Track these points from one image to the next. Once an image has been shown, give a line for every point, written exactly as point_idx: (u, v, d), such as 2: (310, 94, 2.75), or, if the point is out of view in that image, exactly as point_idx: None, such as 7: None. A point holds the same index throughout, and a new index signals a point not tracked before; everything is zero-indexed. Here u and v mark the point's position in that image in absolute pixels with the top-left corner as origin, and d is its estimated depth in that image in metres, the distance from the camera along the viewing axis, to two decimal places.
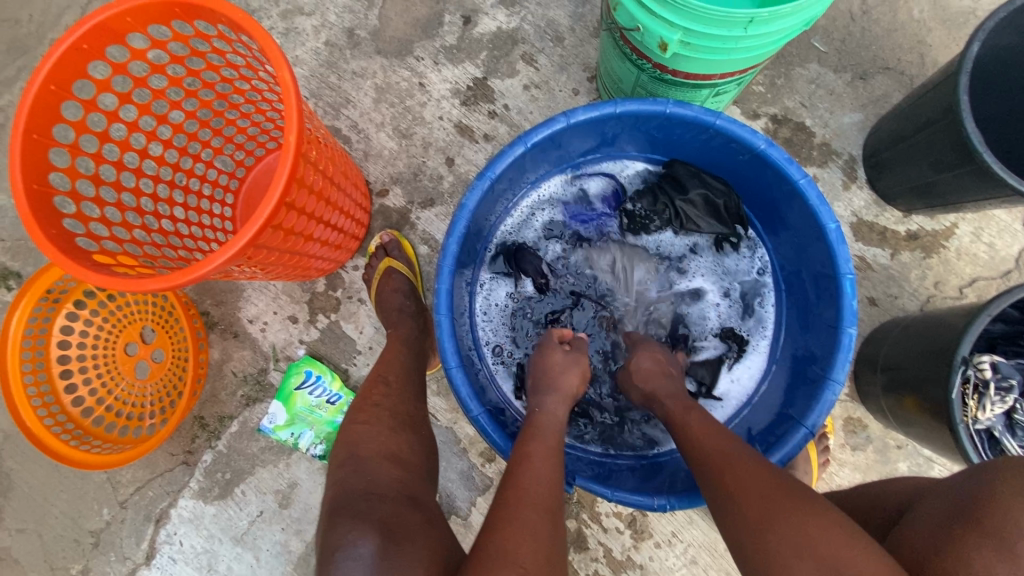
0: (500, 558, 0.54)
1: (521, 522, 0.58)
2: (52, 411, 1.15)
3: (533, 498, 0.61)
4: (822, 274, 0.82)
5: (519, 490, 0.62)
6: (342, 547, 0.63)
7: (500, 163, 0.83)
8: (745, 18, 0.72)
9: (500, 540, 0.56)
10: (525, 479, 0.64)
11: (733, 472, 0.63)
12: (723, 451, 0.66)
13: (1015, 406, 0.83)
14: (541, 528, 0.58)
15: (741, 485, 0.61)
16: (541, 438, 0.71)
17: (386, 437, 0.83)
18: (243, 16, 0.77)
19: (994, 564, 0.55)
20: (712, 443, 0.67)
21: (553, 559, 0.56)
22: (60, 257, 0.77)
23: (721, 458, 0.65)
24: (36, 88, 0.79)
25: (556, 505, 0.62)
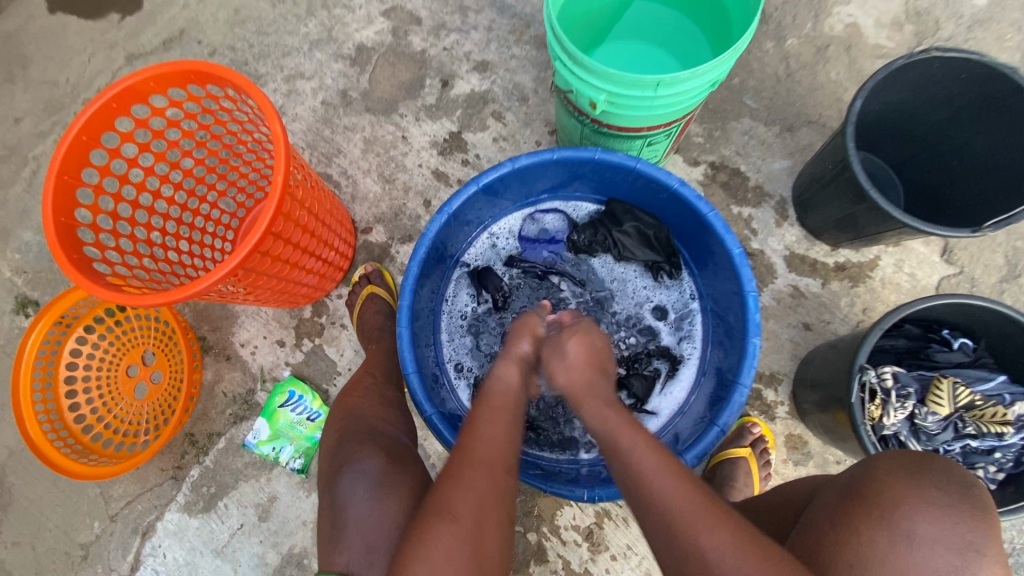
0: (436, 512, 0.67)
1: (468, 480, 0.69)
2: (55, 427, 1.25)
3: (476, 458, 0.71)
4: (733, 294, 0.94)
5: (466, 457, 0.72)
6: (351, 460, 0.86)
7: (456, 200, 0.97)
8: (652, 82, 0.88)
9: (440, 493, 0.69)
10: (474, 441, 0.74)
11: (709, 540, 0.62)
12: (699, 509, 0.65)
13: (915, 412, 0.91)
14: (480, 485, 0.69)
15: (717, 556, 0.61)
16: (495, 403, 0.80)
17: (379, 408, 0.98)
18: (245, 80, 0.94)
19: (878, 538, 0.63)
20: (686, 501, 0.65)
21: (487, 512, 0.68)
22: (78, 277, 0.90)
23: (697, 520, 0.64)
24: (70, 139, 0.96)
25: (501, 466, 0.72)
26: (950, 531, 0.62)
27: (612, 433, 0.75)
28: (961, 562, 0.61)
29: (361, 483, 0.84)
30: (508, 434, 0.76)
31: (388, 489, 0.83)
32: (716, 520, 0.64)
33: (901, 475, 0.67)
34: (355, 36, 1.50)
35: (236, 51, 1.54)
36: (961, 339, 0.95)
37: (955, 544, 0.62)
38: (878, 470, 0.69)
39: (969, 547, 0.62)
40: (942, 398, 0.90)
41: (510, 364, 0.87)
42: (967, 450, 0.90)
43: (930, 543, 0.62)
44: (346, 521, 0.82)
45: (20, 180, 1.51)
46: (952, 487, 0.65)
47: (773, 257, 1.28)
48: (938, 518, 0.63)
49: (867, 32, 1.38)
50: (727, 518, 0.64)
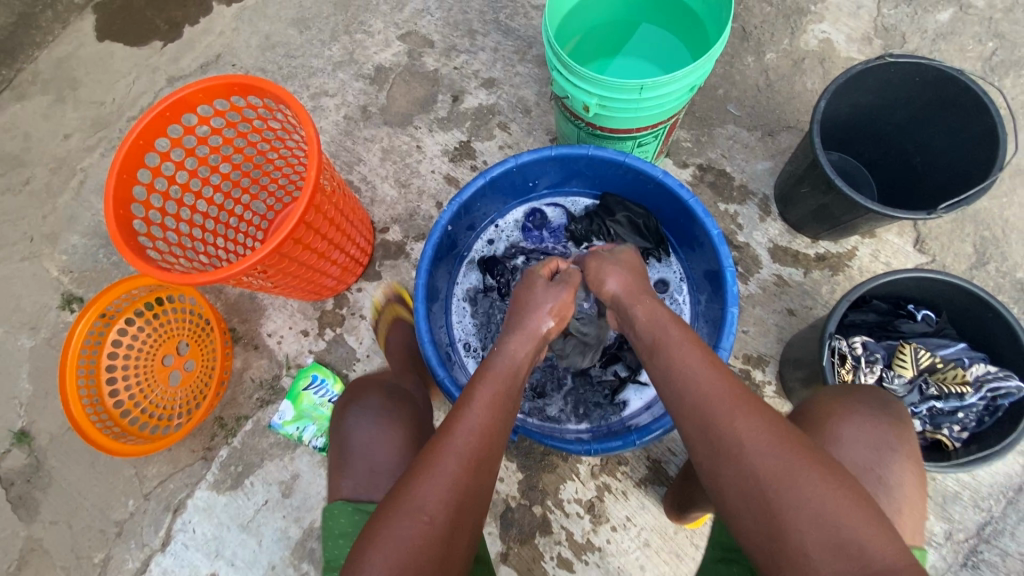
0: (409, 509, 0.72)
1: (443, 472, 0.74)
2: (96, 409, 1.36)
3: (457, 449, 0.76)
4: (714, 272, 1.05)
5: (446, 443, 0.77)
6: (357, 400, 1.01)
7: (466, 192, 1.09)
8: (637, 86, 1.01)
9: (414, 487, 0.73)
10: (460, 426, 0.79)
11: (743, 424, 0.71)
12: (730, 398, 0.73)
13: (883, 376, 1.00)
14: (457, 478, 0.74)
15: (747, 436, 0.70)
16: (490, 385, 0.85)
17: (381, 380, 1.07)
18: (283, 90, 1.08)
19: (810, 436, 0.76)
20: (722, 388, 0.75)
21: (461, 502, 0.74)
22: (136, 260, 1.03)
23: (729, 408, 0.72)
24: (129, 143, 1.10)
25: (482, 450, 0.78)
26: (872, 431, 0.75)
27: (654, 337, 0.87)
28: (877, 457, 0.75)
29: (367, 415, 0.98)
30: (493, 414, 0.82)
31: (390, 420, 0.98)
32: (747, 407, 0.72)
33: (833, 395, 0.81)
34: (374, 58, 1.66)
35: (266, 72, 1.70)
36: (924, 312, 1.05)
37: (875, 442, 0.75)
38: (817, 395, 0.82)
39: (884, 446, 0.75)
40: (906, 361, 0.99)
41: (524, 341, 0.94)
42: (932, 411, 0.97)
43: (853, 443, 0.75)
44: (353, 449, 0.95)
45: (68, 190, 1.66)
46: (872, 402, 0.79)
47: (758, 249, 1.39)
48: (860, 422, 0.76)
49: (839, 47, 1.51)
50: (756, 405, 0.73)
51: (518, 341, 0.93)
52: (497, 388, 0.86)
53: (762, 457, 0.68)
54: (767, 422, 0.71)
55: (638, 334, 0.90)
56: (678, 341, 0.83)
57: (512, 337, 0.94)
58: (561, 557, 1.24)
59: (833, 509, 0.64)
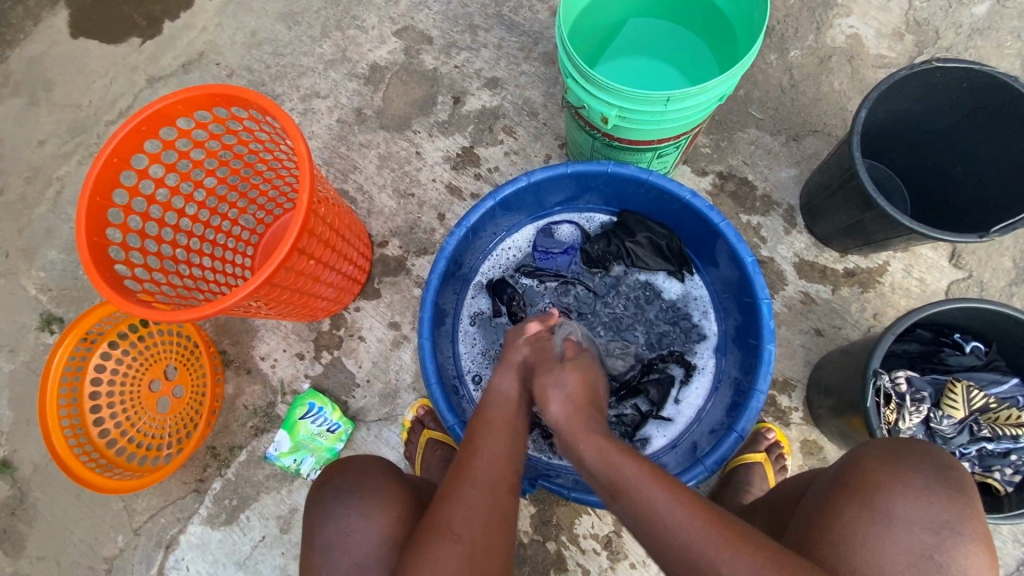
0: (438, 532, 0.67)
1: (465, 502, 0.70)
2: (80, 441, 1.27)
3: (473, 475, 0.72)
4: (745, 299, 0.97)
5: (462, 475, 0.73)
6: (330, 482, 0.89)
7: (473, 215, 1.00)
8: (662, 97, 0.91)
9: (439, 514, 0.69)
10: (476, 460, 0.74)
11: (728, 570, 0.62)
12: (714, 539, 0.63)
13: (930, 416, 0.93)
14: (479, 501, 0.70)
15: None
16: (487, 416, 0.81)
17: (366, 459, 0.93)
18: (269, 102, 0.97)
19: (856, 514, 0.71)
20: (699, 529, 0.64)
21: (493, 526, 0.68)
22: (113, 295, 0.93)
23: (713, 557, 0.62)
24: (102, 161, 0.99)
25: (499, 478, 0.73)
26: (931, 512, 0.69)
27: (610, 479, 0.70)
28: (936, 541, 0.68)
29: (341, 500, 0.85)
30: (502, 448, 0.77)
31: (370, 501, 0.85)
32: (732, 547, 0.63)
33: (883, 461, 0.74)
34: (368, 56, 1.54)
35: (253, 72, 1.59)
36: (972, 343, 0.98)
37: (935, 524, 0.68)
38: (864, 458, 0.76)
39: (945, 527, 0.68)
40: (956, 401, 0.92)
41: (508, 374, 0.86)
42: (983, 453, 0.91)
43: (907, 523, 0.69)
44: (330, 541, 0.83)
45: (44, 201, 1.55)
46: (930, 470, 0.72)
47: (783, 264, 1.30)
48: (917, 499, 0.70)
49: (868, 43, 1.41)
50: (745, 543, 0.63)
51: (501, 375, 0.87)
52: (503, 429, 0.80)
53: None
54: (760, 562, 0.62)
55: (588, 468, 0.73)
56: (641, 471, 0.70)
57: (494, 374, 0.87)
58: None
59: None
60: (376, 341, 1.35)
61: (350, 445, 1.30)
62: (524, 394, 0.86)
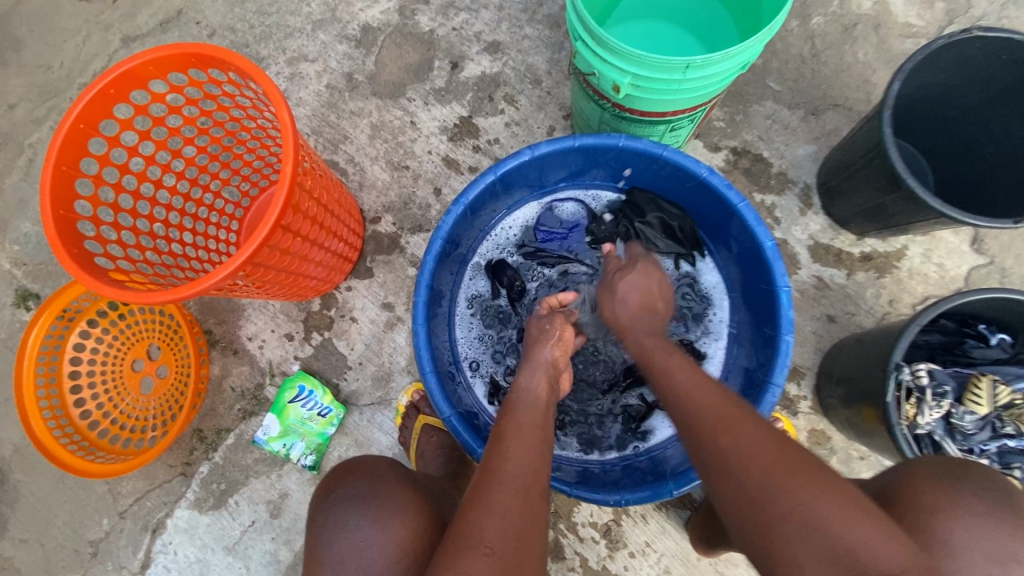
0: (467, 543, 0.60)
1: (491, 504, 0.64)
2: (61, 423, 1.22)
3: (504, 480, 0.67)
4: (761, 286, 0.92)
5: (491, 479, 0.67)
6: (341, 489, 0.84)
7: (473, 191, 0.93)
8: (682, 64, 0.83)
9: (467, 524, 0.63)
10: (502, 461, 0.70)
11: (728, 439, 0.68)
12: (719, 415, 0.71)
13: (952, 411, 0.89)
14: (511, 509, 0.64)
15: (736, 449, 0.66)
16: (513, 417, 0.78)
17: (381, 465, 0.88)
18: (249, 64, 0.88)
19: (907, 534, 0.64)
20: (710, 407, 0.73)
21: (523, 536, 0.62)
22: (81, 273, 0.86)
23: (716, 424, 0.70)
24: (67, 126, 0.91)
25: (532, 482, 0.68)
26: (991, 538, 0.62)
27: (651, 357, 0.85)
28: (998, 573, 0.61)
29: (355, 510, 0.80)
30: (533, 450, 0.72)
31: (386, 512, 0.79)
32: (734, 419, 0.70)
33: (936, 479, 0.68)
34: (360, 16, 1.43)
35: (236, 32, 1.47)
36: (999, 335, 0.93)
37: (995, 551, 0.62)
38: (914, 473, 0.70)
39: (1007, 555, 0.62)
40: (981, 397, 0.88)
41: (536, 373, 0.85)
42: (1003, 450, 0.88)
43: (966, 548, 0.62)
44: (341, 556, 0.77)
45: (16, 169, 1.46)
46: (991, 493, 0.65)
47: (797, 247, 1.24)
48: (977, 522, 0.63)
49: (896, 10, 1.31)
50: (754, 420, 0.70)
51: (528, 374, 0.85)
52: (523, 424, 0.76)
53: (754, 466, 0.64)
54: (765, 435, 0.67)
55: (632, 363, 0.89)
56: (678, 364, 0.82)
57: (521, 373, 0.86)
58: None
59: (843, 528, 0.55)
60: (368, 322, 1.29)
61: (342, 430, 1.25)
62: (551, 395, 0.84)
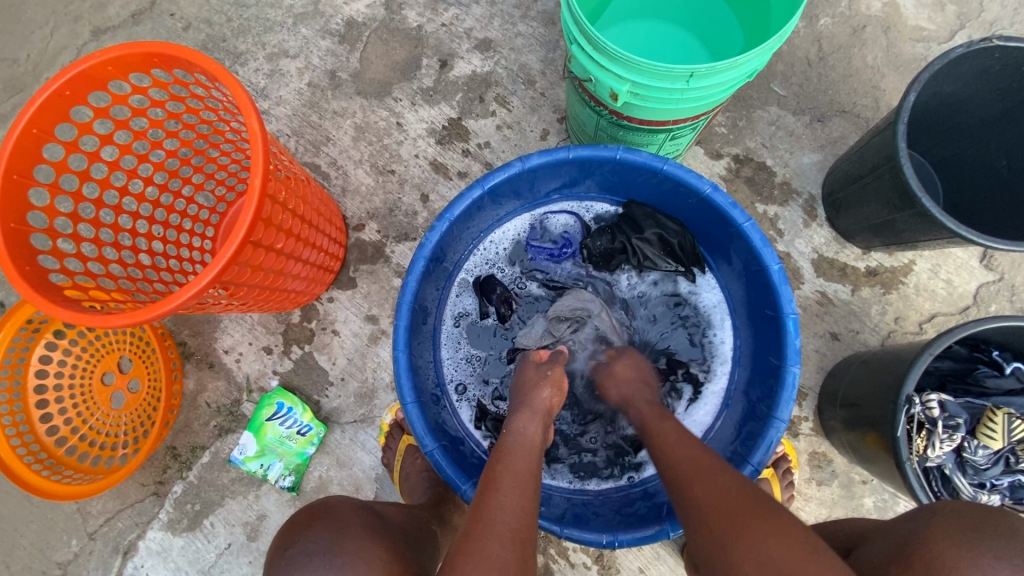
0: None
1: (486, 556, 0.60)
2: (25, 440, 1.15)
3: (499, 530, 0.63)
4: (766, 312, 0.87)
5: (479, 525, 0.63)
6: (299, 543, 0.74)
7: (458, 206, 0.87)
8: (685, 72, 0.77)
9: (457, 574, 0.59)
10: (494, 507, 0.65)
11: (701, 490, 0.67)
12: (692, 466, 0.70)
13: (964, 445, 0.84)
14: (508, 562, 0.60)
15: (707, 501, 0.65)
16: (509, 460, 0.72)
17: (350, 513, 0.81)
18: (216, 66, 0.81)
19: None
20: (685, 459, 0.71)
21: None
22: (33, 293, 0.79)
23: (691, 475, 0.69)
24: (18, 132, 0.84)
25: (524, 531, 0.64)
26: None
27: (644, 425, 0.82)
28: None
29: (317, 563, 0.71)
30: (525, 495, 0.68)
31: (354, 569, 0.70)
32: (706, 473, 0.68)
33: (955, 539, 0.62)
34: (344, 10, 1.36)
35: (213, 25, 1.39)
36: (1013, 363, 0.87)
37: None
38: (933, 533, 0.65)
39: None
40: (995, 431, 0.83)
41: (533, 419, 0.80)
42: (1016, 485, 0.84)
43: None
44: None
45: None
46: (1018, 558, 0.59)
47: (800, 260, 1.19)
48: None
49: (906, 12, 1.25)
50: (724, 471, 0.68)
51: (524, 420, 0.79)
52: (516, 465, 0.72)
53: (722, 516, 0.63)
54: (729, 483, 0.66)
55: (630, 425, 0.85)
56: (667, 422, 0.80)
57: (518, 417, 0.80)
58: None
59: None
60: (351, 335, 1.23)
61: (322, 449, 1.20)
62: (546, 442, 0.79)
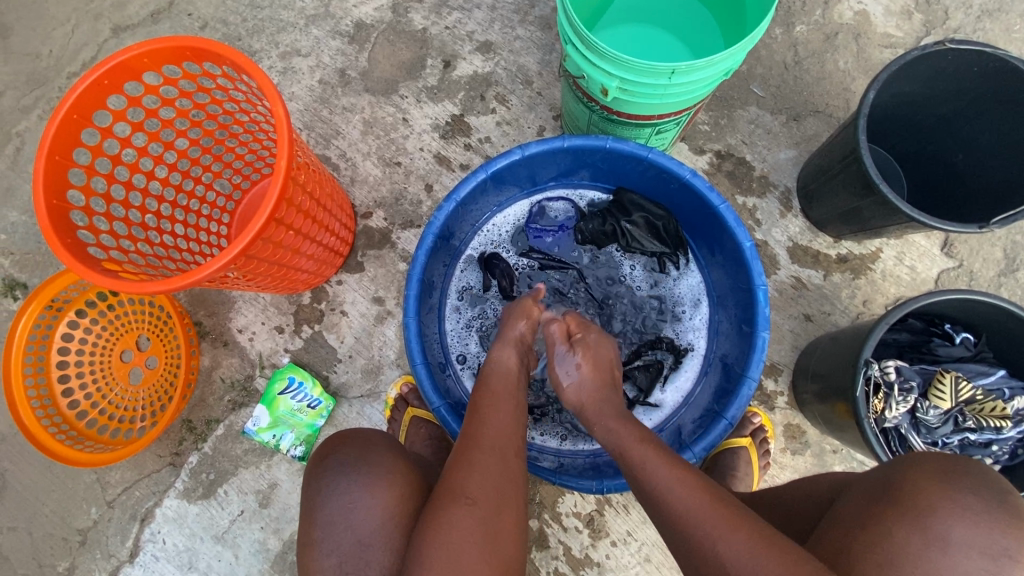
0: (452, 497, 0.69)
1: (474, 463, 0.72)
2: (49, 412, 1.21)
3: (483, 442, 0.74)
4: (741, 286, 0.96)
5: (472, 441, 0.75)
6: (334, 454, 0.86)
7: (464, 188, 0.96)
8: (667, 70, 0.86)
9: (452, 479, 0.71)
10: (479, 427, 0.77)
11: (723, 547, 0.65)
12: (710, 518, 0.67)
13: (917, 406, 0.94)
14: (490, 465, 0.72)
15: (732, 562, 0.64)
16: (490, 385, 0.84)
17: (376, 435, 0.92)
18: (244, 59, 0.89)
19: (911, 537, 0.68)
20: (696, 510, 0.68)
21: (502, 489, 0.70)
22: (75, 262, 0.87)
23: (708, 530, 0.66)
24: (61, 117, 0.91)
25: (507, 442, 0.75)
26: (987, 538, 0.67)
27: (618, 451, 0.79)
28: (994, 567, 0.66)
29: (345, 474, 0.83)
30: (513, 416, 0.80)
31: (376, 479, 0.82)
32: (731, 529, 0.66)
33: (937, 480, 0.72)
34: (353, 12, 1.45)
35: (228, 25, 1.48)
36: (963, 334, 0.98)
37: (991, 550, 0.67)
38: (914, 474, 0.73)
39: (1003, 553, 0.67)
40: (944, 392, 0.92)
41: (508, 348, 0.91)
42: (964, 443, 0.93)
43: (966, 547, 0.67)
44: (331, 517, 0.80)
45: (2, 157, 1.45)
46: (989, 495, 0.70)
47: (776, 248, 1.28)
48: (974, 523, 0.68)
49: (876, 21, 1.36)
50: (741, 522, 0.66)
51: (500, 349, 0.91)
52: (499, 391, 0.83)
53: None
54: (751, 542, 0.64)
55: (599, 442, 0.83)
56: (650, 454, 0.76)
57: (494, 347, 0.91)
58: (558, 572, 1.18)
59: None
60: (359, 316, 1.31)
61: (331, 422, 1.27)
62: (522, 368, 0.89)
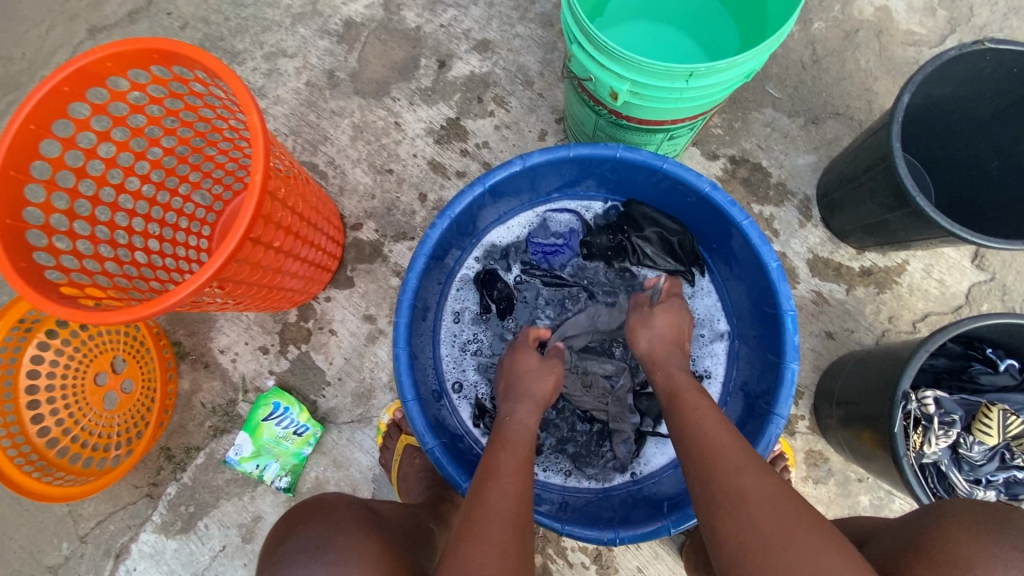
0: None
1: (485, 538, 0.64)
2: (16, 442, 1.11)
3: (498, 512, 0.67)
4: (765, 309, 0.88)
5: (484, 508, 0.67)
6: (292, 539, 0.75)
7: (459, 203, 0.87)
8: (684, 72, 0.77)
9: (461, 560, 0.62)
10: (491, 493, 0.69)
11: (745, 480, 0.65)
12: (731, 458, 0.68)
13: (959, 441, 0.86)
14: (505, 544, 0.64)
15: (750, 490, 0.64)
16: (510, 449, 0.77)
17: (347, 508, 0.82)
18: (218, 63, 0.81)
19: None
20: (722, 444, 0.70)
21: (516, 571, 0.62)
22: (26, 287, 0.78)
23: (731, 464, 0.67)
24: (15, 127, 0.82)
25: (523, 515, 0.68)
26: None
27: (670, 397, 0.80)
28: None
29: (307, 562, 0.71)
30: (525, 484, 0.72)
31: (345, 565, 0.71)
32: (750, 469, 0.66)
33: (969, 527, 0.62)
34: (342, 10, 1.36)
35: (210, 24, 1.39)
36: (1007, 360, 0.90)
37: None
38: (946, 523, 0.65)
39: None
40: (991, 427, 0.85)
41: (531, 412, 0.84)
42: (1011, 481, 0.86)
43: None
44: None
45: None
46: None
47: (795, 260, 1.20)
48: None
49: (898, 17, 1.27)
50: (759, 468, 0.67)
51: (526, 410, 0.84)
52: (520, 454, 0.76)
53: (762, 518, 0.61)
54: (766, 483, 0.64)
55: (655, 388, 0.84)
56: (691, 401, 0.78)
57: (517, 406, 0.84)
58: None
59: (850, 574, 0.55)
60: (349, 335, 1.22)
61: (319, 449, 1.19)
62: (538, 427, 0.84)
